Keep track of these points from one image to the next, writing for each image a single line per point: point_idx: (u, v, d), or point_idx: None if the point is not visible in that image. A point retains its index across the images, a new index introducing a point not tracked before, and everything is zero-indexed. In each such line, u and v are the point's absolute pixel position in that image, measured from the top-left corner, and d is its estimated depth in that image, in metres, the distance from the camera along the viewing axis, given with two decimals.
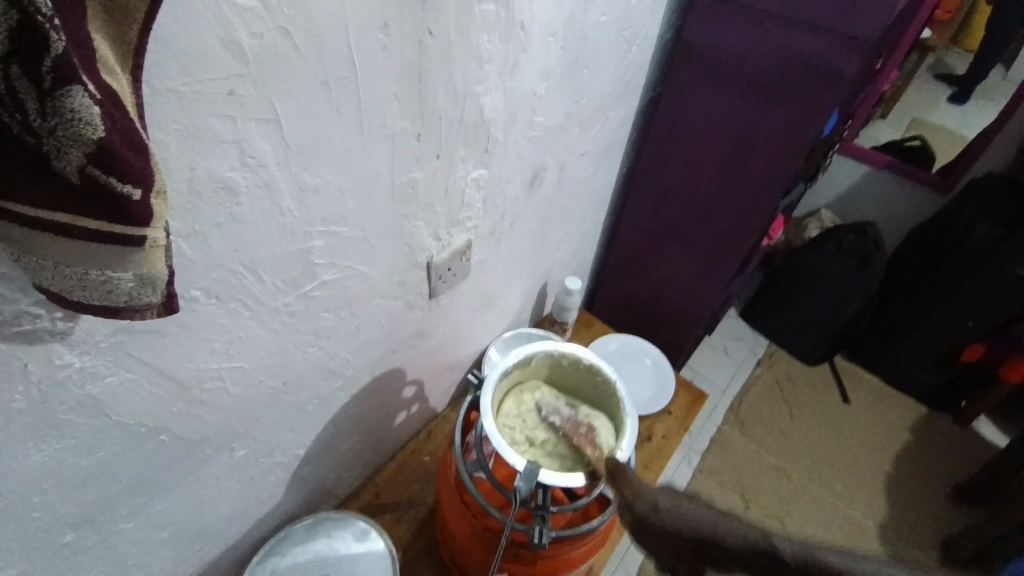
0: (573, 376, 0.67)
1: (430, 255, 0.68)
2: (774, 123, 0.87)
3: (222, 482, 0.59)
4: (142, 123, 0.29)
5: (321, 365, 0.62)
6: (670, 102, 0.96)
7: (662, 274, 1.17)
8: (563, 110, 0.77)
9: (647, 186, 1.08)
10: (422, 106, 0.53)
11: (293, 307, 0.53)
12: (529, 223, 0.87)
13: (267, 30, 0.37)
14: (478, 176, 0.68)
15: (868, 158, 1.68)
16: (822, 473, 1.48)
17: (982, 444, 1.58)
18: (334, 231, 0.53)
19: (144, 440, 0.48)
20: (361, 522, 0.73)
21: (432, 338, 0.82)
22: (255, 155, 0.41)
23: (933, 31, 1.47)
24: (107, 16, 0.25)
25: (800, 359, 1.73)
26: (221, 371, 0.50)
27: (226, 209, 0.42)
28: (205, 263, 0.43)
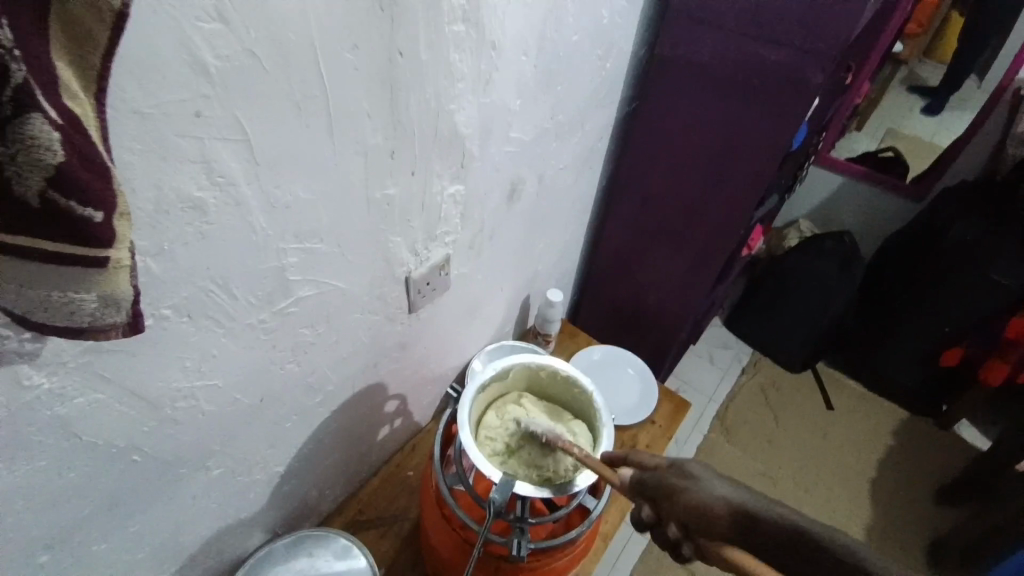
0: (551, 387, 0.67)
1: (408, 269, 0.69)
2: (747, 133, 0.90)
3: (199, 502, 0.59)
4: (105, 146, 0.29)
5: (299, 381, 0.62)
6: (647, 115, 0.98)
7: (645, 283, 1.19)
8: (539, 125, 0.79)
9: (629, 195, 1.09)
10: (395, 122, 0.54)
11: (268, 323, 0.54)
12: (509, 235, 0.88)
13: (233, 51, 0.38)
14: (455, 191, 0.69)
15: (844, 167, 1.72)
16: (809, 479, 1.49)
17: (964, 447, 1.60)
18: (308, 247, 0.53)
19: (115, 460, 0.47)
20: (342, 538, 0.73)
21: (414, 352, 0.82)
22: (224, 174, 0.42)
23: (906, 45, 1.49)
24: (72, 43, 0.26)
25: (785, 366, 1.74)
26: (195, 389, 0.50)
27: (196, 228, 0.42)
28: (175, 281, 0.43)
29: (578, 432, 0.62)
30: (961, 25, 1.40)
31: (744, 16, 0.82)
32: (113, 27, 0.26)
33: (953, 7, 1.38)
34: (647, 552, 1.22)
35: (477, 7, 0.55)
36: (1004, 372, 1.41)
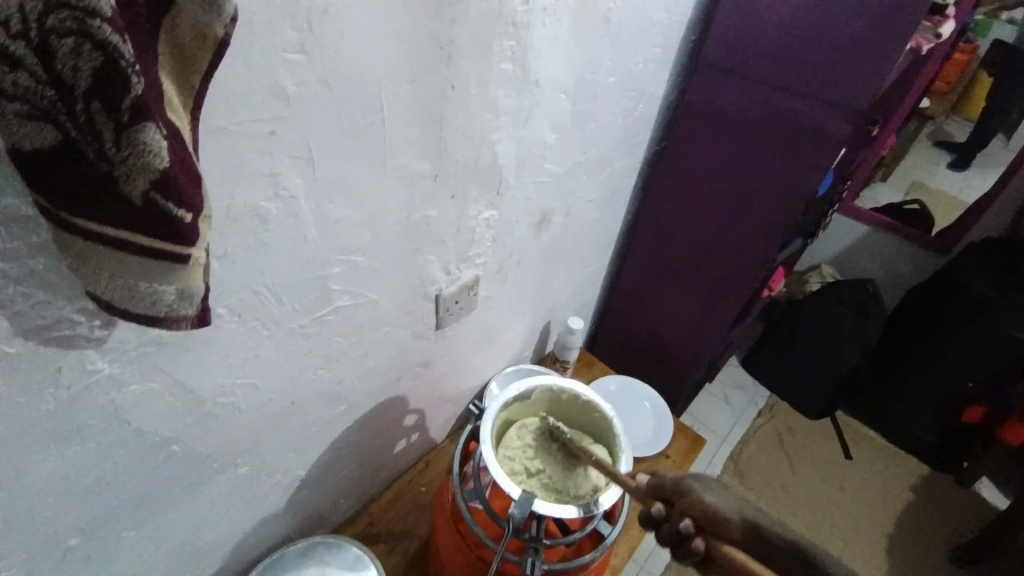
0: (569, 412, 0.68)
1: (439, 287, 0.72)
2: (773, 177, 0.91)
3: (225, 499, 0.61)
4: (195, 155, 0.33)
5: (327, 388, 0.64)
6: (675, 154, 1.01)
7: (662, 318, 1.20)
8: (571, 159, 0.82)
9: (652, 230, 1.11)
10: (441, 149, 0.58)
11: (307, 329, 0.56)
12: (534, 262, 0.91)
13: (308, 79, 0.42)
14: (489, 216, 0.72)
15: (867, 216, 1.73)
16: (824, 530, 1.45)
17: (988, 510, 1.55)
18: (351, 260, 0.56)
19: (156, 449, 0.50)
20: (354, 549, 0.74)
21: (436, 368, 0.84)
22: (287, 187, 0.45)
23: (933, 100, 1.53)
24: (177, 65, 0.29)
25: (802, 411, 1.72)
26: (235, 388, 0.52)
27: (256, 235, 0.45)
28: (234, 283, 0.46)
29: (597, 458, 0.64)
30: (989, 85, 1.43)
31: (775, 66, 0.85)
32: (213, 54, 0.30)
33: (981, 67, 1.42)
34: None
35: (524, 49, 0.59)
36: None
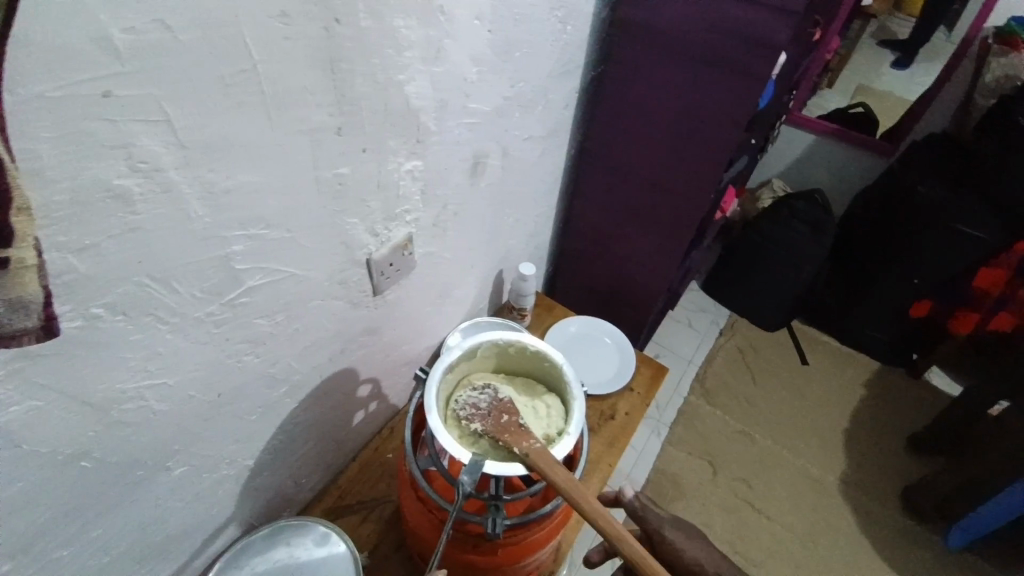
0: (521, 363, 0.66)
1: (369, 251, 0.66)
2: (716, 94, 0.87)
3: (166, 502, 0.57)
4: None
5: (260, 373, 0.60)
6: (613, 79, 0.94)
7: (618, 253, 1.18)
8: (499, 95, 0.76)
9: (598, 164, 1.07)
10: (340, 96, 0.51)
11: (219, 316, 0.51)
12: (475, 210, 0.85)
13: (143, 23, 0.34)
14: (413, 166, 0.66)
15: (813, 125, 1.73)
16: (787, 434, 1.53)
17: (934, 396, 1.65)
18: (256, 234, 0.50)
19: (64, 469, 0.45)
20: (321, 526, 0.72)
21: (383, 335, 0.80)
22: (148, 158, 0.39)
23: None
24: None
25: (761, 325, 1.77)
26: (144, 389, 0.47)
27: (122, 219, 0.39)
28: (108, 276, 0.40)
29: (551, 407, 0.61)
30: None
31: None
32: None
33: None
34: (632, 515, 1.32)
35: None
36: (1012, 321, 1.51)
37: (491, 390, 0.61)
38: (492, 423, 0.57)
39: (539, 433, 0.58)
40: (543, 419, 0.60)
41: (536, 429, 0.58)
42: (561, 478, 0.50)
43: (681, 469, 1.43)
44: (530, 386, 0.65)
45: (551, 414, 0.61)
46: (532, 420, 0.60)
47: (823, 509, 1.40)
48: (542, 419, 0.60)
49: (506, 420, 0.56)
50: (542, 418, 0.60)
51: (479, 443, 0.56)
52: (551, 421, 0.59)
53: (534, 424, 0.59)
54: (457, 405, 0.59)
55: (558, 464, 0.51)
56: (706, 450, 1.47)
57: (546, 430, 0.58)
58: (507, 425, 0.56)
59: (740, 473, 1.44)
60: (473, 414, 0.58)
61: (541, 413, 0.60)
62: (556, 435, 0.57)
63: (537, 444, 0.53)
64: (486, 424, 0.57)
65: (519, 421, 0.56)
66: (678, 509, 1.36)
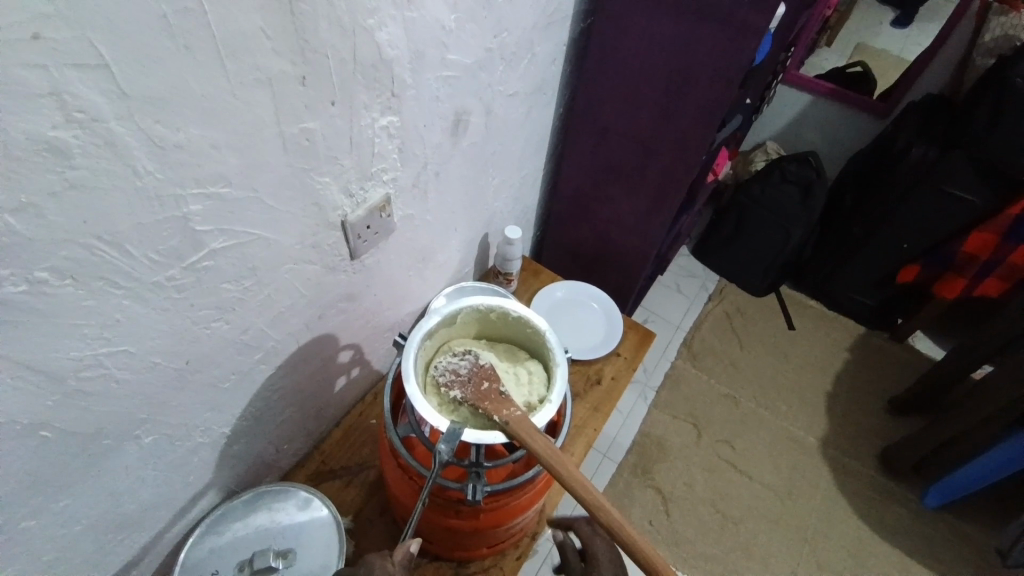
0: (503, 329, 0.64)
1: (344, 212, 0.63)
2: (708, 49, 0.82)
3: (138, 471, 0.56)
4: None
5: (231, 340, 0.58)
6: (602, 31, 0.89)
7: (606, 217, 1.15)
8: (480, 46, 0.71)
9: (586, 123, 1.02)
10: (302, 43, 0.47)
11: (180, 281, 0.48)
12: (457, 170, 0.82)
13: None
14: (389, 123, 0.62)
15: (809, 85, 1.69)
16: (770, 397, 1.55)
17: (917, 359, 1.68)
18: (216, 193, 0.47)
19: (22, 441, 0.43)
20: (302, 492, 0.72)
21: (363, 300, 0.78)
22: (85, 107, 0.35)
23: None
24: None
25: (749, 290, 1.77)
26: (102, 357, 0.45)
27: (59, 175, 0.36)
28: (50, 239, 0.37)
29: (533, 374, 0.60)
30: None
31: None
32: None
33: None
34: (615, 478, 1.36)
35: None
36: (1000, 286, 1.47)
37: (472, 355, 0.59)
38: (473, 390, 0.55)
39: (520, 401, 0.57)
40: (524, 386, 0.59)
41: (517, 397, 0.57)
42: (541, 446, 0.50)
43: (666, 432, 1.45)
44: (512, 352, 0.63)
45: (533, 381, 0.60)
46: (513, 387, 0.58)
47: (803, 469, 1.43)
48: (523, 386, 0.59)
49: (487, 387, 0.55)
50: (524, 385, 0.59)
51: (458, 411, 0.55)
52: (533, 387, 0.58)
53: (516, 391, 0.58)
54: (437, 370, 0.58)
55: (538, 433, 0.51)
56: (690, 412, 1.49)
57: (527, 397, 0.57)
58: (487, 392, 0.54)
59: (723, 435, 1.46)
60: (453, 380, 0.56)
61: (523, 380, 0.59)
62: (537, 403, 0.56)
63: (517, 412, 0.52)
64: (466, 391, 0.55)
65: (500, 388, 0.55)
66: (662, 471, 1.38)
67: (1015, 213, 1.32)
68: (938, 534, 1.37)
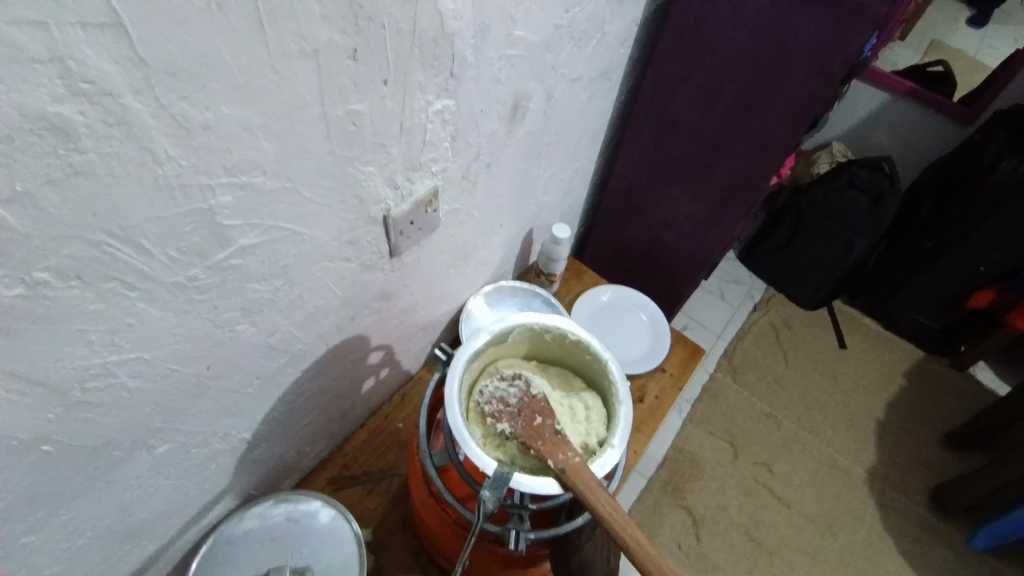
0: (557, 352, 0.57)
1: (387, 206, 0.56)
2: (809, 36, 0.72)
3: (149, 480, 0.51)
4: None
5: (255, 343, 0.52)
6: (683, 11, 0.79)
7: (662, 218, 1.06)
8: (549, 23, 0.63)
9: (651, 115, 0.93)
10: (357, 9, 0.39)
11: (202, 281, 0.42)
12: (510, 160, 0.74)
13: None
14: (444, 107, 0.55)
15: (886, 82, 1.56)
16: (815, 420, 1.45)
17: (978, 391, 1.55)
18: (248, 183, 0.40)
19: (17, 457, 0.37)
20: (323, 503, 0.66)
21: (399, 300, 0.71)
22: (92, 77, 0.28)
23: None
24: None
25: (799, 303, 1.66)
26: (113, 365, 0.40)
27: (60, 159, 0.29)
28: (48, 235, 0.31)
29: (590, 409, 0.52)
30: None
31: None
32: None
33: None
34: (644, 495, 1.29)
35: None
36: None
37: (523, 382, 0.52)
38: (524, 425, 0.48)
39: (576, 441, 0.50)
40: (581, 423, 0.52)
41: (572, 437, 0.50)
42: (602, 503, 0.42)
43: (700, 448, 1.36)
44: (566, 380, 0.56)
45: (590, 417, 0.52)
46: (568, 424, 0.51)
47: (846, 500, 1.34)
48: (580, 423, 0.51)
49: (539, 424, 0.48)
50: (580, 422, 0.52)
51: (507, 448, 0.48)
52: (592, 427, 0.51)
53: (571, 429, 0.51)
54: (482, 397, 0.51)
55: (599, 487, 0.43)
56: (728, 430, 1.40)
57: (584, 438, 0.50)
58: (540, 430, 0.47)
59: (762, 457, 1.37)
60: (501, 411, 0.49)
61: (579, 415, 0.52)
62: (596, 446, 0.49)
63: (575, 458, 0.45)
64: (516, 426, 0.48)
65: (555, 426, 0.48)
66: (694, 490, 1.30)
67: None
68: None
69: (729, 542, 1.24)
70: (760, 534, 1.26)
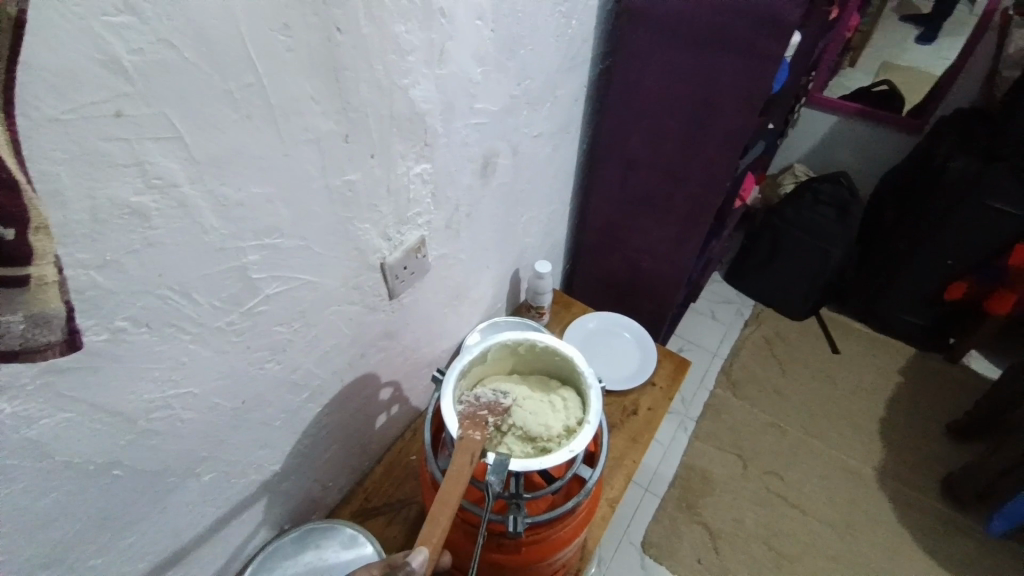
0: (532, 361, 0.67)
1: (383, 255, 0.67)
2: (727, 79, 0.85)
3: (197, 507, 0.59)
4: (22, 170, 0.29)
5: (281, 380, 0.61)
6: (622, 70, 0.93)
7: (636, 246, 1.16)
8: (505, 94, 0.76)
9: (611, 157, 1.05)
10: (346, 105, 0.52)
11: (238, 325, 0.52)
12: (488, 209, 0.86)
13: (147, 44, 0.35)
14: (423, 170, 0.66)
15: (835, 106, 1.71)
16: (818, 425, 1.49)
17: (977, 381, 1.58)
18: (270, 243, 0.51)
19: (98, 477, 0.46)
20: (349, 528, 0.73)
21: (402, 338, 0.81)
22: (162, 175, 0.40)
23: None
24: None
25: (788, 314, 1.74)
26: (170, 399, 0.49)
27: (140, 235, 0.40)
28: (128, 292, 0.41)
29: (566, 400, 0.62)
30: None
31: None
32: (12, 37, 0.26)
33: None
34: (659, 513, 1.32)
35: None
36: None
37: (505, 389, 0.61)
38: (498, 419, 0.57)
39: (559, 426, 0.59)
40: (560, 412, 0.61)
41: (556, 423, 0.59)
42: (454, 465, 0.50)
43: (709, 463, 1.40)
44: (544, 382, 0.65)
45: (569, 407, 0.61)
46: (550, 414, 0.60)
47: (860, 502, 1.35)
48: (560, 412, 0.61)
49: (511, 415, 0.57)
50: (560, 411, 0.61)
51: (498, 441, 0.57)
52: (570, 413, 0.60)
53: (553, 418, 0.60)
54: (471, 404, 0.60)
55: (468, 457, 0.51)
56: (734, 443, 1.44)
57: (566, 422, 0.59)
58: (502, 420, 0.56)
59: (771, 466, 1.40)
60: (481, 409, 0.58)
61: (559, 406, 0.61)
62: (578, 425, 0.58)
63: (476, 436, 0.53)
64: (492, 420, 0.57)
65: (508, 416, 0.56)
66: (708, 505, 1.33)
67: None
68: (1015, 569, 1.26)
69: (748, 552, 1.26)
70: (777, 543, 1.28)
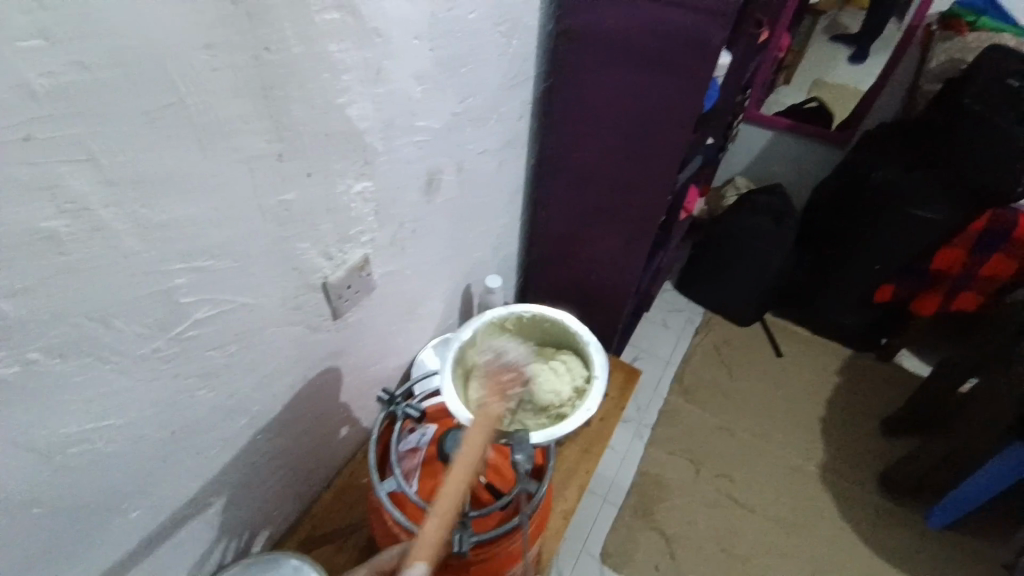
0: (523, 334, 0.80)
1: (324, 275, 0.66)
2: (662, 98, 0.89)
3: (125, 545, 0.56)
4: None
5: (217, 406, 0.59)
6: (564, 89, 0.95)
7: (585, 259, 1.18)
8: (448, 111, 0.77)
9: (557, 173, 1.07)
10: (279, 125, 0.51)
11: (165, 351, 0.50)
12: (435, 225, 0.86)
13: (57, 66, 0.34)
14: (364, 188, 0.66)
15: (770, 122, 1.81)
16: (765, 426, 1.55)
17: (907, 377, 1.68)
18: (199, 266, 0.50)
19: (9, 520, 0.44)
20: (292, 558, 0.69)
21: (350, 357, 0.79)
22: (75, 199, 0.38)
23: None
24: None
25: (734, 320, 1.81)
26: (91, 432, 0.47)
27: (52, 261, 0.39)
28: (40, 321, 0.39)
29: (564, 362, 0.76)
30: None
31: None
32: None
33: None
34: (617, 521, 1.34)
35: None
36: (974, 300, 1.52)
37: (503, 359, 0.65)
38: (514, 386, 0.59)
39: (569, 387, 0.73)
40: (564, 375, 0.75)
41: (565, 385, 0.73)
42: (468, 453, 0.51)
43: (664, 469, 1.44)
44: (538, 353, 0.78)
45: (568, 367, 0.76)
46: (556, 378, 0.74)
47: (806, 499, 1.41)
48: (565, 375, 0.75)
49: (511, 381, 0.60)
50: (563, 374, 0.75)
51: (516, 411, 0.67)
52: (572, 373, 0.75)
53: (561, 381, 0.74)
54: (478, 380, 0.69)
55: (479, 442, 0.52)
56: (688, 448, 1.48)
57: (574, 383, 0.74)
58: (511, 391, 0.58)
59: (722, 469, 1.45)
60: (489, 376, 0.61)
61: (562, 371, 0.75)
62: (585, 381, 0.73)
63: (495, 413, 0.54)
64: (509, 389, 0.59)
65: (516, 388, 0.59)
66: (664, 510, 1.36)
67: (977, 230, 1.41)
68: (946, 554, 1.34)
69: (702, 555, 1.29)
70: (730, 544, 1.32)
